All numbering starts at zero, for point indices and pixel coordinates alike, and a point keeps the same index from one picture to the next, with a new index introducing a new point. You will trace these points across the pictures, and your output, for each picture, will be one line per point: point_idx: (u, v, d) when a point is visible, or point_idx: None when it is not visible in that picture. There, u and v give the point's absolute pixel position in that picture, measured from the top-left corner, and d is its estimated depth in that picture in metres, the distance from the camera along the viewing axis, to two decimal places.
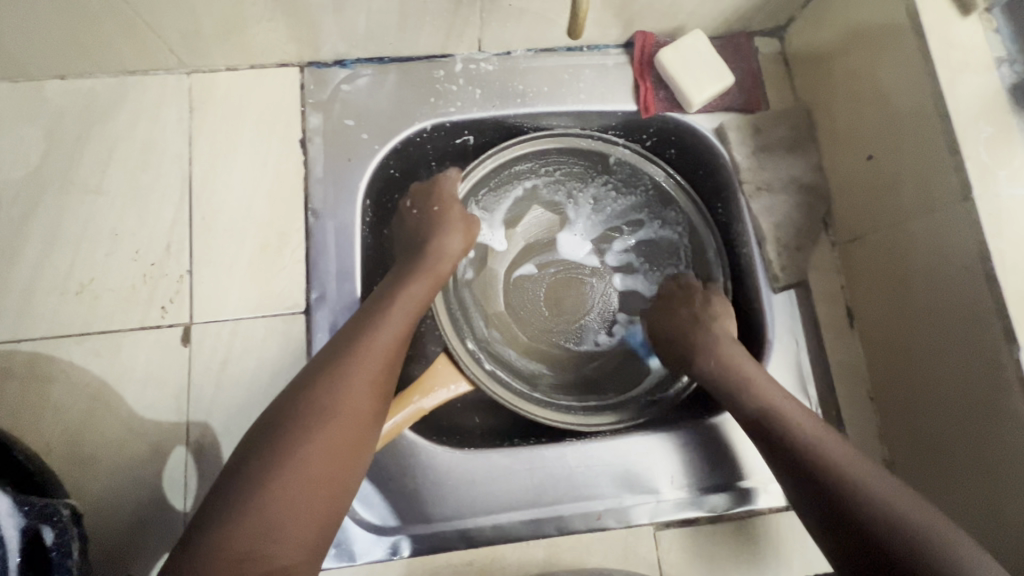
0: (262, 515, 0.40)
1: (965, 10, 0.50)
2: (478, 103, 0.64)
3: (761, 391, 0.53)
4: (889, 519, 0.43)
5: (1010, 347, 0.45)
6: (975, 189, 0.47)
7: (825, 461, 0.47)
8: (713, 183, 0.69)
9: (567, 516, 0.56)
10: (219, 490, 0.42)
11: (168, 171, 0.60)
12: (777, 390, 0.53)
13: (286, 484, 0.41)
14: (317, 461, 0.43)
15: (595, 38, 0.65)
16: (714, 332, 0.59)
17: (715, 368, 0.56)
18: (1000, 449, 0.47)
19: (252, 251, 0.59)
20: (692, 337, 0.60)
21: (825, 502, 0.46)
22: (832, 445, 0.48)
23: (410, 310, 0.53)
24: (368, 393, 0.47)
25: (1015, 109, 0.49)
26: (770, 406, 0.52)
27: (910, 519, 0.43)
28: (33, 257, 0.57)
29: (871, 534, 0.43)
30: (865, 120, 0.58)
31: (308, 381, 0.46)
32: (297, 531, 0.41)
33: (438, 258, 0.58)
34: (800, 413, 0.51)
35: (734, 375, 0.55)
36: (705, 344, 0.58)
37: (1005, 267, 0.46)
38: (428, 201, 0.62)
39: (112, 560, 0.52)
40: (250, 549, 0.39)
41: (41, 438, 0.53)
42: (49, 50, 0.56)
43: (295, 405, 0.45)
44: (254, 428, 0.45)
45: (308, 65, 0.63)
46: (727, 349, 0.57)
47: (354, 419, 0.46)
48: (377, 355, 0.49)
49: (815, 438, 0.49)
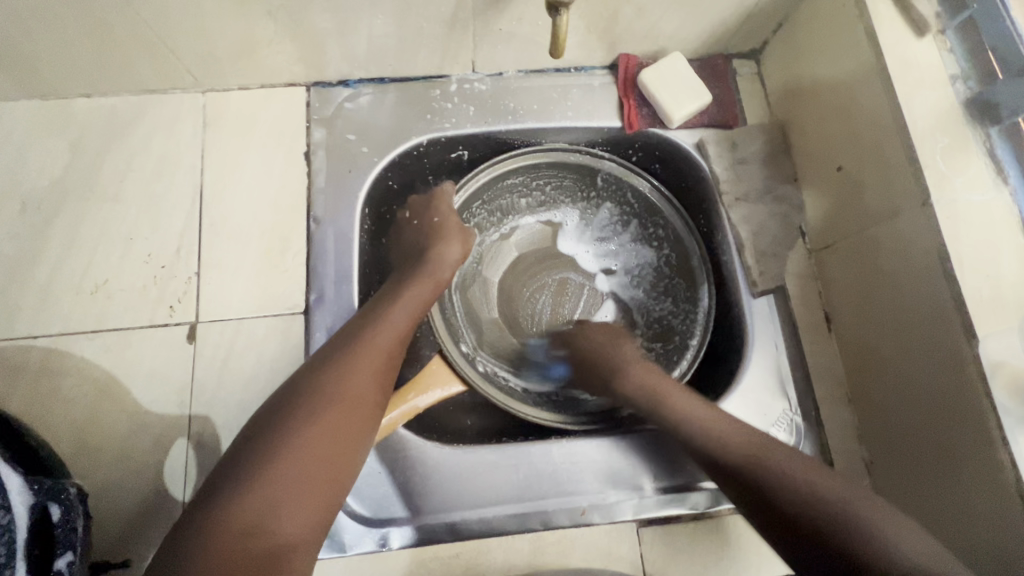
0: (267, 491, 0.42)
1: (920, 32, 0.54)
2: (472, 119, 0.69)
3: (693, 412, 0.54)
4: (808, 501, 0.44)
5: (970, 344, 0.47)
6: (932, 194, 0.50)
7: (763, 466, 0.48)
8: (695, 196, 0.73)
9: (552, 510, 0.58)
10: (224, 470, 0.44)
11: (181, 181, 0.65)
12: (695, 401, 0.55)
13: (291, 466, 0.44)
14: (321, 444, 0.45)
15: (582, 60, 0.69)
16: (614, 341, 0.63)
17: (635, 388, 0.58)
18: (965, 442, 0.49)
19: (256, 256, 0.63)
20: (607, 360, 0.61)
21: (768, 503, 0.46)
22: (788, 462, 0.48)
23: (412, 310, 0.57)
24: (369, 384, 0.50)
25: (969, 121, 0.52)
26: (689, 414, 0.54)
27: (833, 499, 0.44)
28: (52, 259, 0.61)
29: (804, 517, 0.44)
30: (834, 134, 0.62)
31: (315, 371, 0.49)
32: (299, 510, 0.43)
33: (438, 265, 0.61)
34: (726, 423, 0.52)
35: (661, 394, 0.56)
36: (624, 366, 0.60)
37: (963, 267, 0.48)
38: (428, 212, 0.66)
39: (114, 547, 0.54)
40: (255, 525, 0.41)
41: (51, 428, 0.56)
42: (80, 70, 0.61)
43: (300, 392, 0.48)
44: (260, 413, 0.47)
45: (314, 85, 0.68)
46: (641, 368, 0.59)
47: (357, 407, 0.49)
48: (379, 350, 0.52)
49: (724, 434, 0.51)
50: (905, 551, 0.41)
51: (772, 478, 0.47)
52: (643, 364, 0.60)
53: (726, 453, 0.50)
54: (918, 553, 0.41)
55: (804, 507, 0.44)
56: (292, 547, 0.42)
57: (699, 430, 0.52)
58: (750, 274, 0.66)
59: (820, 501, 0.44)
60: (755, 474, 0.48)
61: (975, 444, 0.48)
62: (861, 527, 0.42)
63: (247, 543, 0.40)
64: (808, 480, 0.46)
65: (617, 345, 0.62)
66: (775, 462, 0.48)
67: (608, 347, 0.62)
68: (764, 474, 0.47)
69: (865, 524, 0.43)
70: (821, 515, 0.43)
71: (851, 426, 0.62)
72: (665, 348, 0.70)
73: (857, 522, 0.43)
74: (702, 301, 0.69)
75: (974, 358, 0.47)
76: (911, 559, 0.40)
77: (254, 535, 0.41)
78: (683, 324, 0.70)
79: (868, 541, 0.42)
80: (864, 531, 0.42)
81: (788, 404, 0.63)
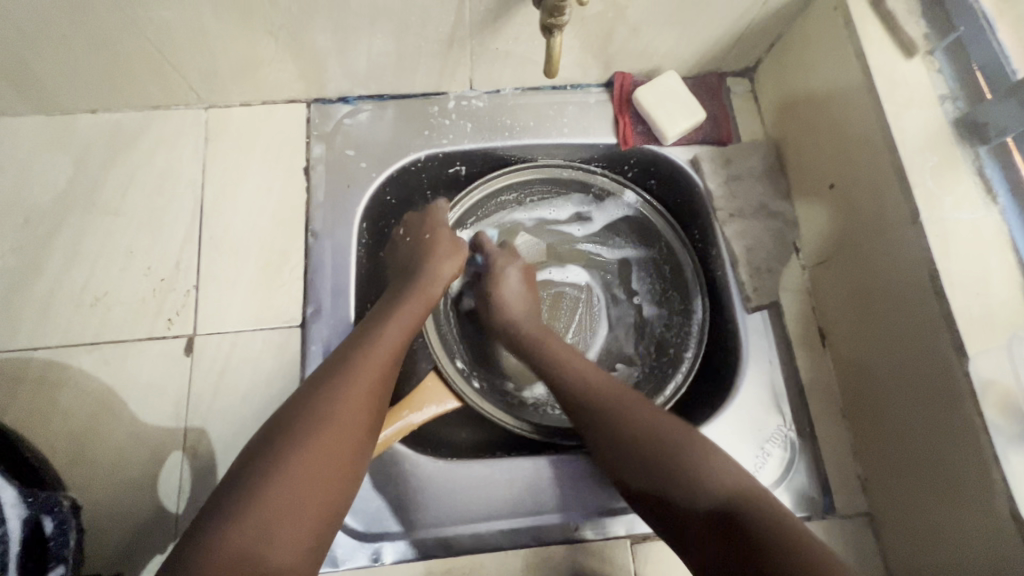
0: (259, 517, 0.42)
1: (909, 53, 0.55)
2: (469, 136, 0.70)
3: (567, 364, 0.57)
4: (637, 436, 0.49)
5: (961, 361, 0.47)
6: (922, 213, 0.51)
7: (609, 404, 0.52)
8: (690, 211, 0.74)
9: (545, 526, 0.58)
10: (222, 492, 0.43)
11: (181, 195, 0.66)
12: (571, 351, 0.59)
13: (283, 490, 0.43)
14: (314, 467, 0.45)
15: (578, 78, 0.71)
16: (508, 294, 0.65)
17: (517, 335, 0.62)
18: (958, 460, 0.49)
19: (254, 269, 0.64)
20: (496, 304, 0.65)
21: (603, 436, 0.51)
22: (633, 403, 0.52)
23: (404, 328, 0.56)
24: (363, 404, 0.50)
25: (958, 140, 0.53)
26: (553, 360, 0.58)
27: (659, 435, 0.48)
28: (54, 271, 0.62)
29: (627, 447, 0.49)
30: (826, 151, 0.62)
31: (312, 390, 0.49)
32: (292, 534, 0.43)
33: (433, 280, 0.62)
34: (589, 368, 0.56)
35: (536, 342, 0.61)
36: (512, 313, 0.64)
37: (953, 285, 0.49)
38: (420, 228, 0.67)
39: (107, 561, 0.54)
40: (247, 551, 0.41)
41: (48, 440, 0.57)
42: (84, 87, 0.62)
43: (295, 414, 0.47)
44: (256, 435, 0.47)
45: (315, 101, 0.69)
46: (524, 313, 0.64)
47: (351, 428, 0.48)
48: (373, 369, 0.52)
49: (585, 374, 0.55)
50: (717, 477, 0.45)
51: (612, 416, 0.51)
52: (529, 312, 0.64)
53: (584, 400, 0.53)
54: (727, 473, 0.46)
55: (637, 446, 0.49)
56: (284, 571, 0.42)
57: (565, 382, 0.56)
58: (744, 290, 0.66)
59: (649, 436, 0.49)
60: (599, 413, 0.52)
61: (968, 463, 0.48)
62: (680, 459, 0.47)
63: (239, 568, 0.40)
64: (646, 418, 0.50)
65: (507, 288, 0.65)
66: (623, 411, 0.51)
67: (499, 290, 0.65)
68: (608, 419, 0.51)
69: (681, 455, 0.47)
70: (642, 447, 0.48)
71: (846, 442, 0.62)
72: (658, 360, 0.70)
73: (676, 454, 0.47)
74: (696, 313, 0.69)
75: (965, 376, 0.47)
76: (720, 481, 0.45)
77: (246, 561, 0.40)
78: (678, 337, 0.70)
79: (675, 465, 0.46)
80: (680, 462, 0.47)
81: (782, 420, 0.63)
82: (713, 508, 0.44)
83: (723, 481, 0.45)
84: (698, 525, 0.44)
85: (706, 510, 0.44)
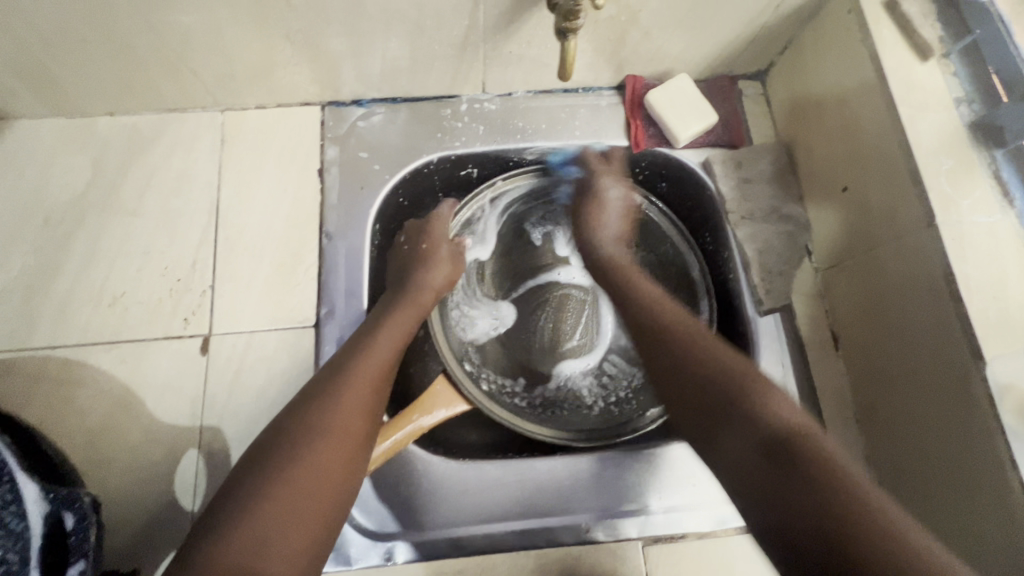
0: (255, 528, 0.42)
1: (924, 56, 0.55)
2: (481, 138, 0.70)
3: (638, 286, 0.61)
4: (705, 362, 0.50)
5: (977, 365, 0.47)
6: (937, 216, 0.50)
7: (680, 332, 0.54)
8: (701, 215, 0.73)
9: (557, 527, 0.58)
10: (222, 503, 0.44)
11: (198, 196, 0.66)
12: (649, 286, 0.61)
13: (279, 500, 0.44)
14: (309, 476, 0.45)
15: (590, 81, 0.71)
16: (601, 211, 0.69)
17: (602, 265, 0.66)
18: (974, 464, 0.48)
19: (269, 269, 0.64)
20: (586, 232, 0.68)
21: (670, 356, 0.52)
22: (702, 336, 0.53)
23: (396, 339, 0.57)
24: (356, 414, 0.51)
25: (973, 144, 0.53)
26: (632, 290, 0.61)
27: (726, 364, 0.49)
28: (72, 271, 0.63)
29: (693, 369, 0.50)
30: (839, 154, 0.62)
31: (304, 404, 0.50)
32: (289, 544, 0.43)
33: (426, 293, 0.63)
34: (663, 301, 0.58)
35: (619, 273, 0.64)
36: (597, 244, 0.67)
37: (969, 289, 0.48)
38: (418, 238, 0.67)
39: (124, 558, 0.55)
40: (244, 562, 0.40)
41: (67, 438, 0.57)
42: (104, 89, 0.63)
43: (289, 427, 0.48)
44: (254, 448, 0.47)
45: (329, 104, 0.70)
46: (610, 247, 0.67)
47: (345, 437, 0.49)
48: (365, 381, 0.53)
49: (661, 306, 0.58)
50: (777, 409, 0.45)
51: (684, 342, 0.53)
52: (614, 247, 0.67)
53: (653, 313, 0.57)
54: (789, 410, 0.45)
55: (697, 360, 0.51)
56: None
57: (638, 295, 0.60)
58: (756, 292, 0.66)
59: (717, 364, 0.50)
60: (668, 339, 0.54)
61: (983, 468, 0.47)
62: (737, 376, 0.48)
63: None
64: (715, 350, 0.51)
65: (599, 219, 0.69)
66: (691, 330, 0.54)
67: (591, 219, 0.69)
68: (675, 332, 0.54)
69: (746, 382, 0.47)
70: (708, 371, 0.49)
71: (859, 447, 0.61)
72: None
73: (743, 382, 0.47)
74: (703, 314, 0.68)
75: (981, 379, 0.47)
76: (779, 413, 0.45)
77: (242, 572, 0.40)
78: None
79: (739, 391, 0.47)
80: (736, 378, 0.48)
81: None
82: (757, 421, 0.44)
83: (784, 413, 0.45)
84: (745, 450, 0.44)
85: (758, 436, 0.44)
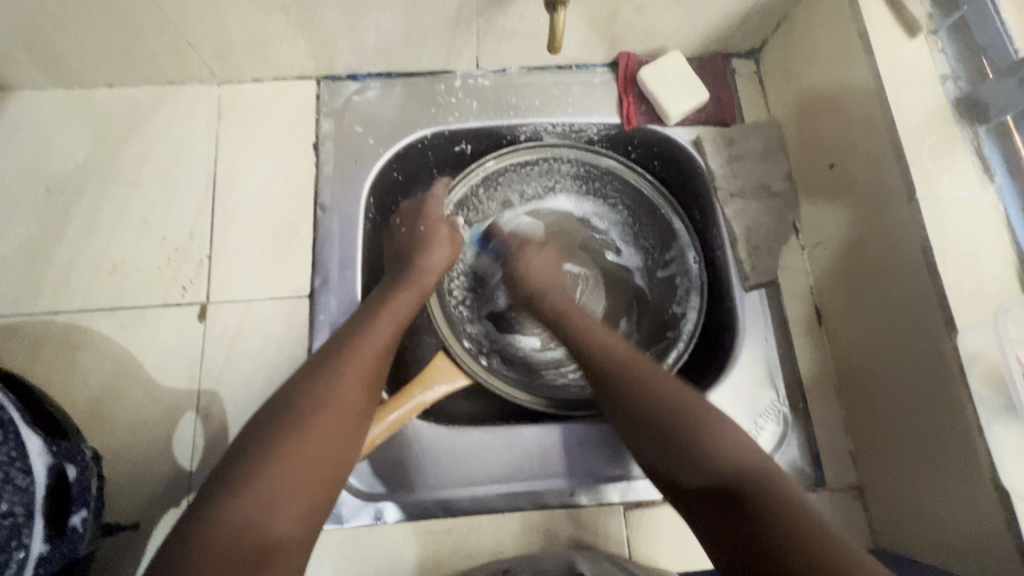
0: (257, 493, 0.44)
1: (911, 33, 0.56)
2: (475, 114, 0.71)
3: (593, 334, 0.58)
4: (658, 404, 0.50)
5: (950, 336, 0.48)
6: (918, 190, 0.51)
7: (631, 370, 0.54)
8: (691, 192, 0.74)
9: (542, 491, 0.60)
10: (226, 465, 0.46)
11: (196, 168, 0.68)
12: (597, 327, 0.59)
13: (280, 467, 0.45)
14: (310, 446, 0.47)
15: (583, 57, 0.71)
16: (553, 280, 0.64)
17: (546, 306, 0.62)
18: (944, 433, 0.50)
19: (265, 240, 0.66)
20: (530, 280, 0.64)
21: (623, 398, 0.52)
22: (653, 376, 0.53)
23: (397, 318, 0.59)
24: (357, 388, 0.52)
25: (957, 120, 0.53)
26: (583, 332, 0.58)
27: (679, 405, 0.50)
28: (73, 240, 0.64)
29: (643, 411, 0.50)
30: (827, 132, 0.63)
31: (306, 375, 0.52)
32: (292, 510, 0.45)
33: (429, 272, 0.64)
34: (614, 342, 0.57)
35: (562, 315, 0.61)
36: (546, 288, 0.63)
37: (946, 262, 0.49)
38: (415, 220, 0.68)
39: (124, 513, 0.57)
40: (247, 523, 0.43)
41: (69, 398, 0.59)
42: (103, 61, 0.65)
43: (292, 397, 0.50)
44: (256, 413, 0.50)
45: (325, 78, 0.71)
46: (551, 288, 0.64)
47: (346, 412, 0.51)
48: (365, 357, 0.54)
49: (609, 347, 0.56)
50: (727, 453, 0.46)
51: (636, 384, 0.52)
52: (558, 288, 0.64)
53: (622, 365, 0.54)
54: (746, 451, 0.46)
55: (662, 412, 0.50)
56: (283, 542, 0.44)
57: (603, 349, 0.56)
58: (742, 268, 0.67)
59: (666, 403, 0.50)
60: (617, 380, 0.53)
61: (953, 436, 0.49)
62: (699, 425, 0.48)
63: (239, 538, 0.42)
64: (666, 390, 0.51)
65: (543, 264, 0.66)
66: (660, 382, 0.52)
67: (541, 269, 0.65)
68: (637, 381, 0.52)
69: (696, 421, 0.49)
70: (661, 412, 0.50)
71: (839, 418, 0.63)
72: (656, 347, 0.71)
73: (696, 421, 0.49)
74: (690, 285, 0.71)
75: (953, 349, 0.48)
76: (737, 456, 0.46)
77: (249, 533, 0.42)
78: (673, 305, 0.72)
79: (695, 432, 0.48)
80: (701, 432, 0.48)
81: (776, 395, 0.64)
82: (733, 482, 0.44)
83: (739, 455, 0.46)
84: (711, 498, 0.44)
85: (720, 485, 0.44)
